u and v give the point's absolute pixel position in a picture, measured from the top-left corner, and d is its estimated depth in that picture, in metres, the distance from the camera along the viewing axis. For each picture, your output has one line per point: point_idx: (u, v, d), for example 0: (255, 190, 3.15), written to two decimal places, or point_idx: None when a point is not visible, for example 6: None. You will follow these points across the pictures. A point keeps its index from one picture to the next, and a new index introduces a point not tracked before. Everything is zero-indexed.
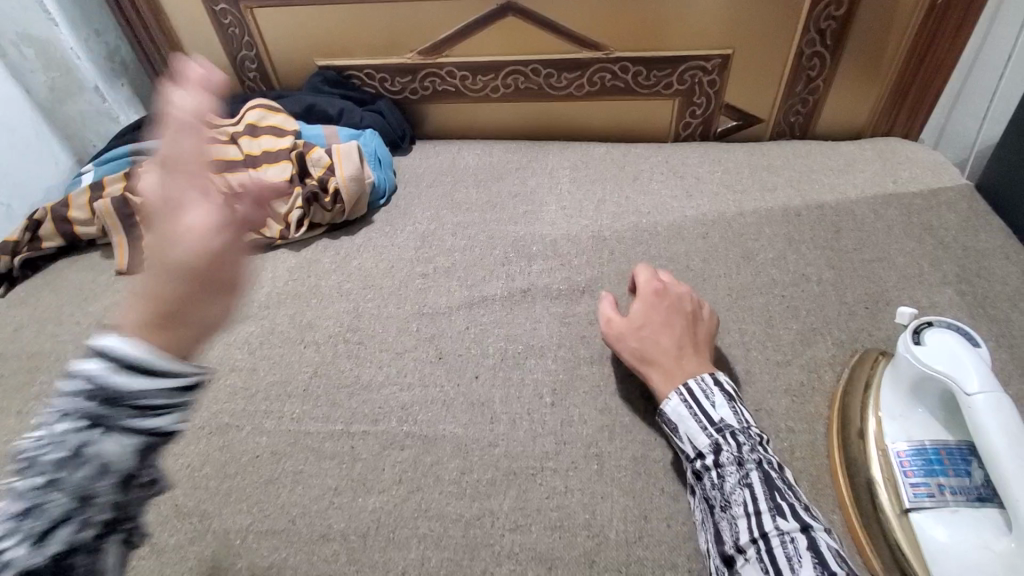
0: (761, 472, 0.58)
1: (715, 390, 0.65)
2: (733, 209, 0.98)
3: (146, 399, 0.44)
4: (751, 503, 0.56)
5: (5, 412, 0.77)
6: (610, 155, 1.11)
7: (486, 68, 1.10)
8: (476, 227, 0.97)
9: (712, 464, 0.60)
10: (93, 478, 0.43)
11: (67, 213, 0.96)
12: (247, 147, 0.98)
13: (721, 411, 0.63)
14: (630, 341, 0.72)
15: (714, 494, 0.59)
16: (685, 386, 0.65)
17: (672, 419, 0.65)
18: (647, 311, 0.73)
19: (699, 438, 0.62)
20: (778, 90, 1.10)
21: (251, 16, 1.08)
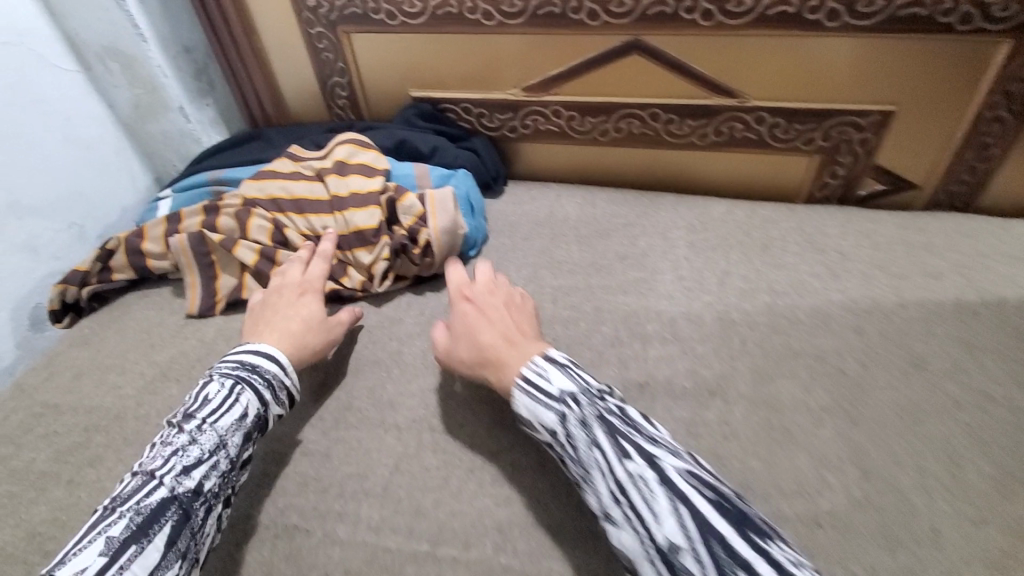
0: (602, 423, 0.55)
1: (549, 367, 0.60)
2: (892, 299, 0.81)
3: (267, 375, 0.65)
4: (601, 461, 0.53)
5: (51, 481, 0.66)
6: (733, 216, 0.96)
7: (597, 110, 0.98)
8: (580, 294, 0.85)
9: (567, 438, 0.56)
10: (223, 430, 0.59)
11: (141, 244, 0.89)
12: (332, 185, 0.88)
13: (558, 382, 0.59)
14: (462, 346, 0.68)
15: (577, 468, 0.55)
16: (520, 376, 0.60)
17: (526, 417, 0.59)
18: (465, 308, 0.71)
19: (545, 415, 0.57)
20: (942, 155, 0.92)
21: (347, 41, 1.00)
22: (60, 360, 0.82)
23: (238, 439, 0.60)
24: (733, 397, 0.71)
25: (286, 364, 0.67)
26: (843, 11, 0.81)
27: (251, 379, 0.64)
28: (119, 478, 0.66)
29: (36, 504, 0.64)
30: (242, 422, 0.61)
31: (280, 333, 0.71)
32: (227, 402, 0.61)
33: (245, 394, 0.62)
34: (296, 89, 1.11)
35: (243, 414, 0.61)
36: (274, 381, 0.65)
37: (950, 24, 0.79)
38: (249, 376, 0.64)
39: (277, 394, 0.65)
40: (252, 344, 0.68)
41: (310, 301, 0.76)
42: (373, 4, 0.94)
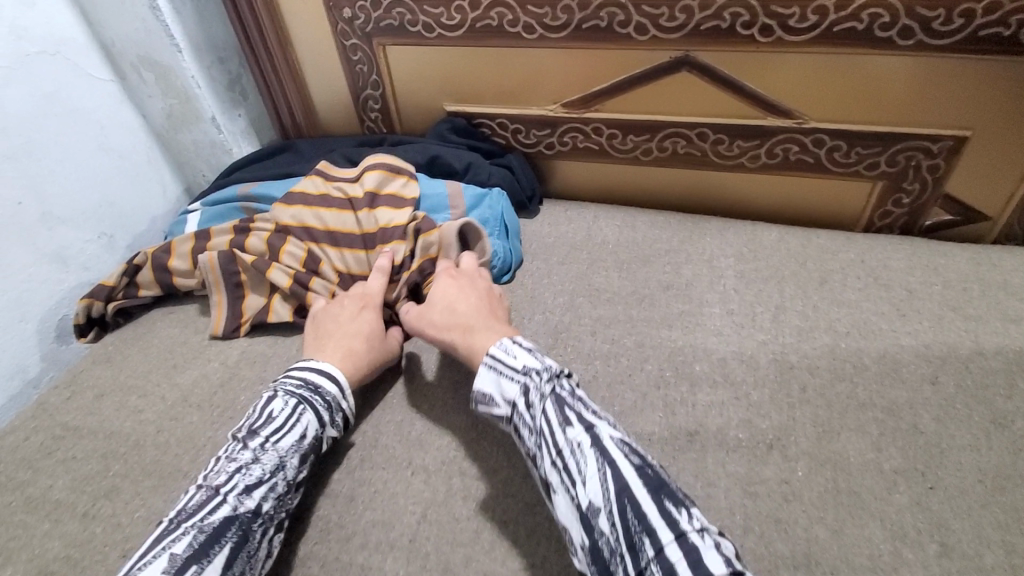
0: (555, 396, 0.55)
1: (513, 344, 0.60)
2: (969, 345, 0.73)
3: (328, 395, 0.63)
4: (548, 429, 0.53)
5: (66, 512, 0.64)
6: (785, 246, 0.90)
7: (641, 128, 0.93)
8: (621, 327, 0.79)
9: (524, 407, 0.55)
10: (285, 449, 0.57)
11: (169, 262, 0.87)
12: (367, 218, 0.85)
13: (523, 358, 0.58)
14: (431, 314, 0.69)
15: (528, 437, 0.55)
16: (485, 357, 0.60)
17: (485, 393, 0.59)
18: (443, 285, 0.72)
19: (508, 388, 0.57)
20: (1023, 185, 0.84)
21: (382, 53, 0.97)
22: (82, 378, 0.81)
23: (298, 460, 0.58)
24: (792, 453, 0.65)
25: (345, 385, 0.65)
26: (918, 29, 0.74)
27: (313, 399, 0.62)
28: (134, 513, 0.63)
29: (50, 537, 0.62)
30: (302, 443, 0.59)
31: (341, 350, 0.68)
32: (290, 421, 0.59)
33: (306, 414, 0.61)
34: (329, 101, 1.09)
35: (304, 434, 0.60)
36: (335, 402, 0.64)
37: None
38: (313, 396, 0.62)
39: (338, 414, 0.64)
40: (315, 364, 0.66)
41: (370, 314, 0.73)
42: (411, 15, 0.90)
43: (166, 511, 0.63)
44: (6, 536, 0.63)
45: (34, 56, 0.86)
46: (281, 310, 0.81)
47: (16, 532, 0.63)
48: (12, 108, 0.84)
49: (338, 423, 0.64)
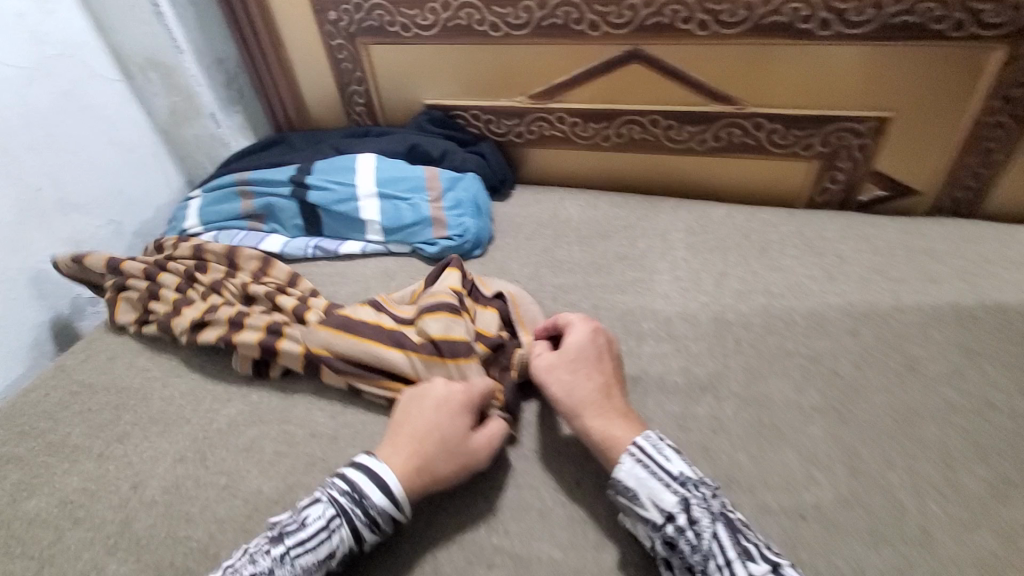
0: (724, 519, 0.54)
1: (662, 443, 0.59)
2: (888, 302, 0.80)
3: (370, 510, 0.58)
4: (721, 554, 0.51)
5: (83, 454, 0.73)
6: (732, 221, 0.99)
7: (600, 117, 1.02)
8: (578, 292, 0.88)
9: (686, 523, 0.54)
10: (303, 566, 0.54)
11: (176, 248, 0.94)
12: (432, 327, 0.72)
13: (678, 464, 0.57)
14: (560, 373, 0.66)
15: (695, 558, 0.52)
16: (635, 446, 0.59)
17: (630, 486, 0.57)
18: (577, 350, 0.68)
19: (666, 498, 0.55)
20: (944, 160, 0.93)
21: (365, 52, 1.06)
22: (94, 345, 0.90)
23: None
24: (724, 395, 0.71)
25: (394, 492, 0.58)
26: (835, 20, 0.84)
27: (354, 512, 0.57)
28: (143, 453, 0.73)
29: (70, 474, 0.71)
30: (325, 561, 0.56)
31: (415, 448, 0.61)
32: (317, 536, 0.56)
33: (339, 530, 0.57)
34: (318, 98, 1.18)
35: (329, 552, 0.56)
36: (376, 517, 0.58)
37: (943, 31, 0.81)
38: (352, 509, 0.57)
39: (377, 531, 0.59)
40: (376, 469, 0.59)
41: (454, 417, 0.63)
42: (389, 17, 1.00)
43: (171, 450, 0.72)
44: (32, 473, 0.72)
45: (53, 58, 0.96)
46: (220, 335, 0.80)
47: (39, 471, 0.72)
48: (37, 104, 0.95)
49: (374, 538, 0.59)
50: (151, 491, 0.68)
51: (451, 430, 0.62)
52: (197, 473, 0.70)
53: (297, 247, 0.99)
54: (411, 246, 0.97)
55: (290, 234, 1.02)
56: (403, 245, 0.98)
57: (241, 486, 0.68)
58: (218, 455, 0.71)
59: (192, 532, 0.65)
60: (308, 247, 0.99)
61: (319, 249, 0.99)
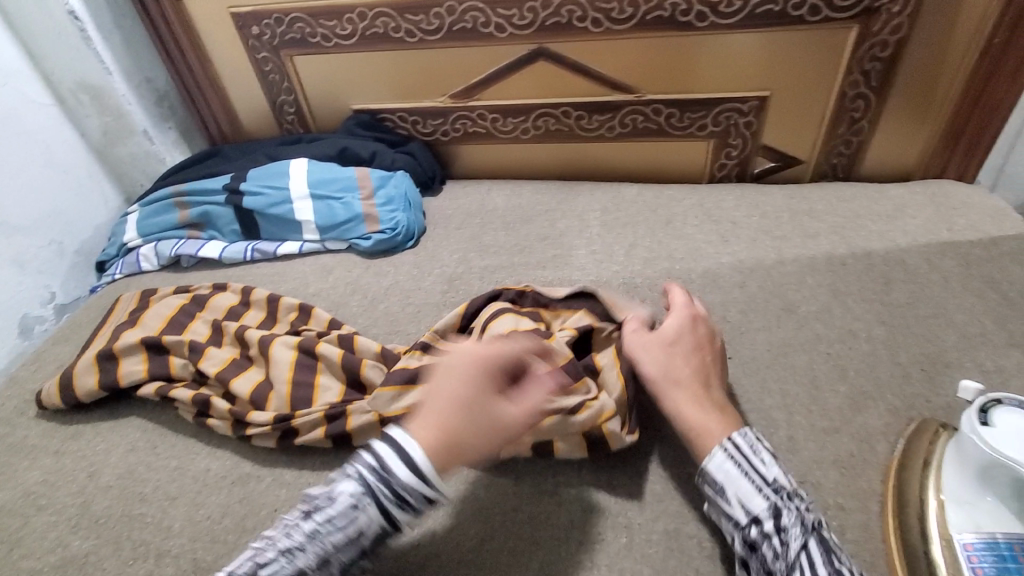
0: (818, 535, 0.50)
1: (761, 445, 0.56)
2: (772, 257, 0.93)
3: (399, 487, 0.50)
4: (811, 570, 0.48)
5: (40, 452, 0.78)
6: (642, 198, 1.08)
7: (517, 111, 1.11)
8: (504, 271, 0.96)
9: (774, 531, 0.51)
10: (332, 544, 0.50)
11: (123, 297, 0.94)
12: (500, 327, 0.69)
13: (774, 470, 0.54)
14: (665, 347, 0.65)
15: (779, 567, 0.49)
16: (729, 441, 0.56)
17: (719, 480, 0.55)
18: (672, 330, 0.66)
19: (755, 501, 0.53)
20: (820, 132, 1.05)
21: (290, 63, 1.12)
22: (45, 356, 0.94)
23: (346, 556, 0.51)
24: None
25: (428, 470, 0.50)
26: (709, 12, 0.94)
27: (377, 489, 0.50)
28: (97, 447, 0.77)
29: (30, 469, 0.76)
30: (356, 540, 0.51)
31: (441, 414, 0.52)
32: (342, 515, 0.50)
33: (365, 509, 0.50)
34: (250, 110, 1.23)
35: (357, 531, 0.50)
36: (405, 495, 0.50)
37: (802, 15, 0.92)
38: (377, 488, 0.50)
39: (410, 510, 0.51)
40: (409, 445, 0.50)
41: (490, 376, 0.54)
42: (310, 29, 1.07)
43: (123, 442, 0.77)
44: None
45: None
46: (132, 372, 0.78)
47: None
48: None
49: (405, 519, 0.51)
50: (104, 478, 0.73)
51: (489, 388, 0.54)
52: (148, 458, 0.75)
53: (236, 251, 1.05)
54: (347, 242, 1.03)
55: (228, 239, 1.07)
56: (340, 242, 1.04)
57: (191, 466, 0.73)
58: (167, 442, 0.76)
59: (145, 510, 0.69)
60: (247, 250, 1.05)
61: (257, 251, 1.05)
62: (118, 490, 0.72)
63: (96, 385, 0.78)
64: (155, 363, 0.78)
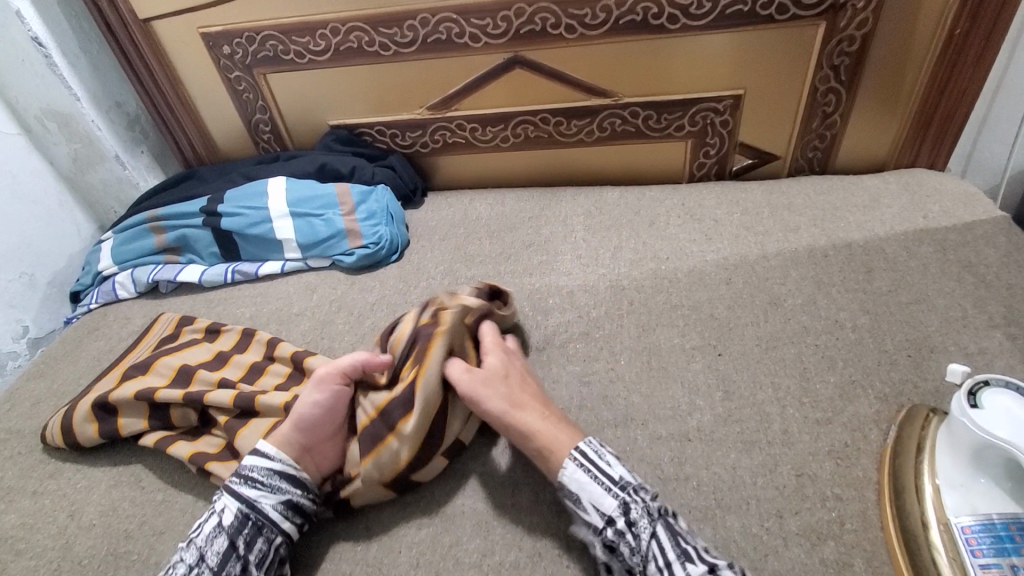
0: (664, 521, 0.55)
1: (605, 449, 0.61)
2: (756, 253, 0.93)
3: (248, 472, 0.62)
4: (660, 555, 0.53)
5: (17, 494, 0.75)
6: (624, 200, 1.09)
7: (496, 120, 1.11)
8: (491, 280, 0.96)
9: (626, 526, 0.55)
10: (203, 539, 0.58)
11: (154, 325, 0.92)
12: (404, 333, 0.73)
13: (619, 469, 0.59)
14: (495, 389, 0.66)
15: (636, 560, 0.54)
16: (577, 450, 0.60)
17: (572, 490, 0.59)
18: (500, 359, 0.70)
19: (607, 503, 0.57)
20: (793, 128, 1.07)
21: (264, 82, 1.12)
22: (17, 394, 0.90)
23: (218, 547, 0.57)
24: (620, 349, 0.82)
25: (268, 455, 0.63)
26: (680, 15, 0.95)
27: (230, 482, 0.62)
28: (79, 485, 0.75)
29: (6, 513, 0.73)
30: (223, 527, 0.58)
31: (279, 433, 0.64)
32: (208, 514, 0.60)
33: (225, 500, 0.61)
34: (225, 131, 1.22)
35: (223, 519, 0.59)
36: (255, 475, 0.62)
37: (771, 14, 0.94)
38: (232, 480, 0.63)
39: (265, 489, 0.62)
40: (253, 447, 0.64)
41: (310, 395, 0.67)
42: (283, 46, 1.06)
43: (106, 478, 0.75)
44: None
45: None
46: (130, 423, 0.75)
47: None
48: None
49: (266, 501, 0.61)
50: (88, 517, 0.71)
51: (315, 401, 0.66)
52: (133, 494, 0.72)
53: (216, 274, 1.03)
54: (330, 258, 1.02)
55: (208, 262, 1.06)
56: (322, 259, 1.02)
57: (179, 498, 0.71)
58: (152, 475, 0.74)
59: (132, 547, 0.66)
60: (227, 272, 1.03)
61: (238, 273, 1.03)
62: (104, 527, 0.69)
63: (94, 433, 0.75)
64: (157, 413, 0.74)
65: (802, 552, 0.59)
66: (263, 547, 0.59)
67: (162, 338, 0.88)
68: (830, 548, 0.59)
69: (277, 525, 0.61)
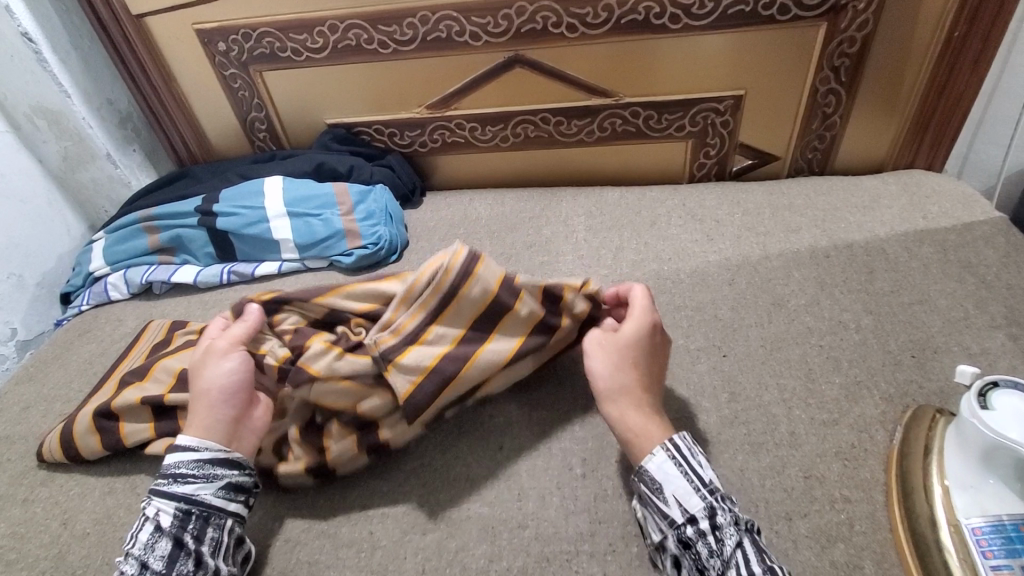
0: (751, 535, 0.53)
1: (699, 449, 0.60)
2: (758, 253, 0.93)
3: (173, 469, 0.59)
4: (745, 566, 0.51)
5: (7, 502, 0.73)
6: (624, 201, 1.08)
7: (495, 120, 1.10)
8: None
9: (710, 528, 0.54)
10: (141, 548, 0.56)
11: (145, 331, 0.89)
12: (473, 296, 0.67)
13: (710, 471, 0.58)
14: (610, 353, 0.65)
15: (713, 563, 0.52)
16: (672, 442, 0.59)
17: (658, 478, 0.58)
18: (643, 337, 0.66)
19: (692, 500, 0.55)
20: (793, 128, 1.07)
21: (260, 79, 1.10)
22: (6, 398, 0.88)
23: (161, 550, 0.55)
24: None
25: (190, 445, 0.60)
26: (682, 15, 0.95)
27: (157, 484, 0.59)
28: (71, 492, 0.72)
29: None
30: (162, 531, 0.57)
31: (203, 419, 0.61)
32: (142, 522, 0.58)
33: (156, 502, 0.58)
34: (219, 130, 1.20)
35: (158, 524, 0.57)
36: (180, 472, 0.59)
37: (772, 15, 0.94)
38: (158, 482, 0.59)
39: (195, 482, 0.59)
40: (175, 441, 0.60)
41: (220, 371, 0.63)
42: (279, 43, 1.04)
43: (99, 484, 0.73)
44: None
45: None
46: (137, 432, 0.72)
47: None
48: None
49: (203, 494, 0.59)
50: (81, 525, 0.69)
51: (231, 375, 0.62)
52: (127, 501, 0.70)
53: (211, 275, 1.01)
54: (328, 259, 1.00)
55: (203, 263, 1.03)
56: (320, 260, 1.00)
57: None
58: (147, 481, 0.72)
59: None
60: (222, 273, 1.01)
61: (233, 273, 1.01)
62: (98, 535, 0.67)
63: (100, 445, 0.73)
64: (163, 419, 0.72)
65: (813, 554, 0.58)
66: (210, 533, 0.58)
67: (156, 344, 0.85)
68: (839, 551, 0.59)
69: (222, 510, 0.59)
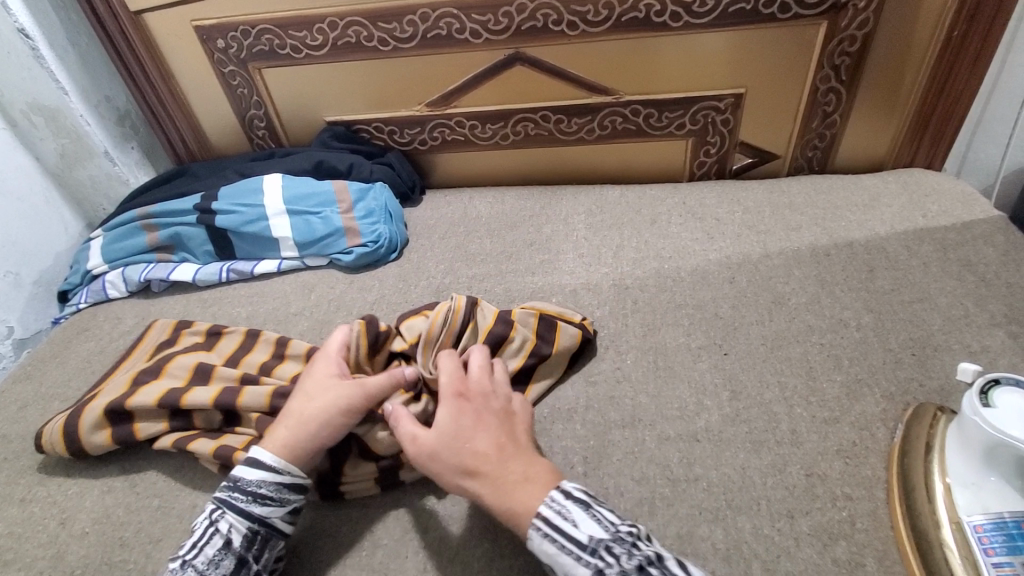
0: None
1: (566, 505, 0.54)
2: (758, 251, 0.93)
3: (251, 488, 0.59)
4: None
5: (5, 501, 0.72)
6: (625, 199, 1.08)
7: (495, 118, 1.10)
8: (492, 279, 0.94)
9: None
10: (204, 562, 0.55)
11: (150, 329, 0.89)
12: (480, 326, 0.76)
13: (586, 528, 0.52)
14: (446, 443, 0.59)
15: None
16: (537, 517, 0.54)
17: (548, 561, 0.52)
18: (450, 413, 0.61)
19: (580, 572, 0.50)
20: (794, 126, 1.07)
21: (259, 76, 1.09)
22: (3, 396, 0.87)
23: (223, 568, 0.55)
24: (624, 349, 0.81)
25: (274, 466, 0.60)
26: (683, 12, 0.95)
27: (232, 498, 0.58)
28: (70, 491, 0.72)
29: None
30: (226, 548, 0.56)
31: (288, 437, 0.61)
32: (205, 532, 0.57)
33: (228, 517, 0.58)
34: (218, 127, 1.19)
35: (226, 539, 0.57)
36: (259, 491, 0.59)
37: (772, 13, 0.94)
38: (230, 494, 0.59)
39: (269, 505, 0.59)
40: (258, 457, 0.60)
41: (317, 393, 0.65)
42: (279, 40, 1.03)
43: (99, 483, 0.72)
44: None
45: None
46: (147, 426, 0.72)
47: None
48: None
49: (273, 517, 0.59)
50: (80, 524, 0.68)
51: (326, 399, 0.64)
52: (127, 500, 0.70)
53: (211, 272, 1.00)
54: (328, 257, 1.00)
55: (202, 261, 1.03)
56: (320, 258, 1.00)
57: (176, 504, 0.68)
58: (147, 479, 0.71)
59: (127, 555, 0.64)
60: (222, 271, 1.00)
61: (233, 271, 1.00)
62: (98, 534, 0.67)
63: (107, 439, 0.72)
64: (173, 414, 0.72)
65: (814, 552, 0.58)
66: (270, 559, 0.58)
67: (162, 342, 0.85)
68: (841, 548, 0.59)
69: (284, 536, 0.59)
